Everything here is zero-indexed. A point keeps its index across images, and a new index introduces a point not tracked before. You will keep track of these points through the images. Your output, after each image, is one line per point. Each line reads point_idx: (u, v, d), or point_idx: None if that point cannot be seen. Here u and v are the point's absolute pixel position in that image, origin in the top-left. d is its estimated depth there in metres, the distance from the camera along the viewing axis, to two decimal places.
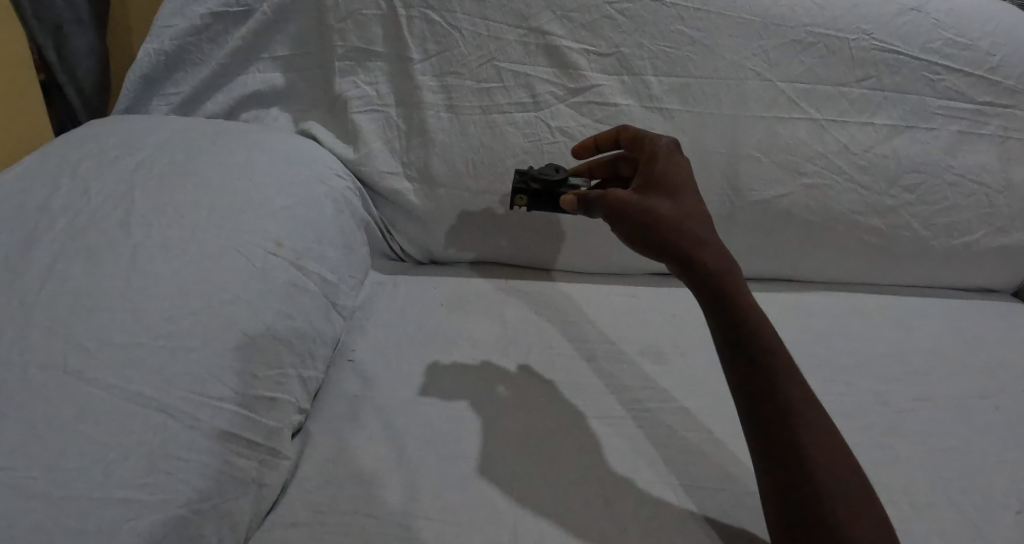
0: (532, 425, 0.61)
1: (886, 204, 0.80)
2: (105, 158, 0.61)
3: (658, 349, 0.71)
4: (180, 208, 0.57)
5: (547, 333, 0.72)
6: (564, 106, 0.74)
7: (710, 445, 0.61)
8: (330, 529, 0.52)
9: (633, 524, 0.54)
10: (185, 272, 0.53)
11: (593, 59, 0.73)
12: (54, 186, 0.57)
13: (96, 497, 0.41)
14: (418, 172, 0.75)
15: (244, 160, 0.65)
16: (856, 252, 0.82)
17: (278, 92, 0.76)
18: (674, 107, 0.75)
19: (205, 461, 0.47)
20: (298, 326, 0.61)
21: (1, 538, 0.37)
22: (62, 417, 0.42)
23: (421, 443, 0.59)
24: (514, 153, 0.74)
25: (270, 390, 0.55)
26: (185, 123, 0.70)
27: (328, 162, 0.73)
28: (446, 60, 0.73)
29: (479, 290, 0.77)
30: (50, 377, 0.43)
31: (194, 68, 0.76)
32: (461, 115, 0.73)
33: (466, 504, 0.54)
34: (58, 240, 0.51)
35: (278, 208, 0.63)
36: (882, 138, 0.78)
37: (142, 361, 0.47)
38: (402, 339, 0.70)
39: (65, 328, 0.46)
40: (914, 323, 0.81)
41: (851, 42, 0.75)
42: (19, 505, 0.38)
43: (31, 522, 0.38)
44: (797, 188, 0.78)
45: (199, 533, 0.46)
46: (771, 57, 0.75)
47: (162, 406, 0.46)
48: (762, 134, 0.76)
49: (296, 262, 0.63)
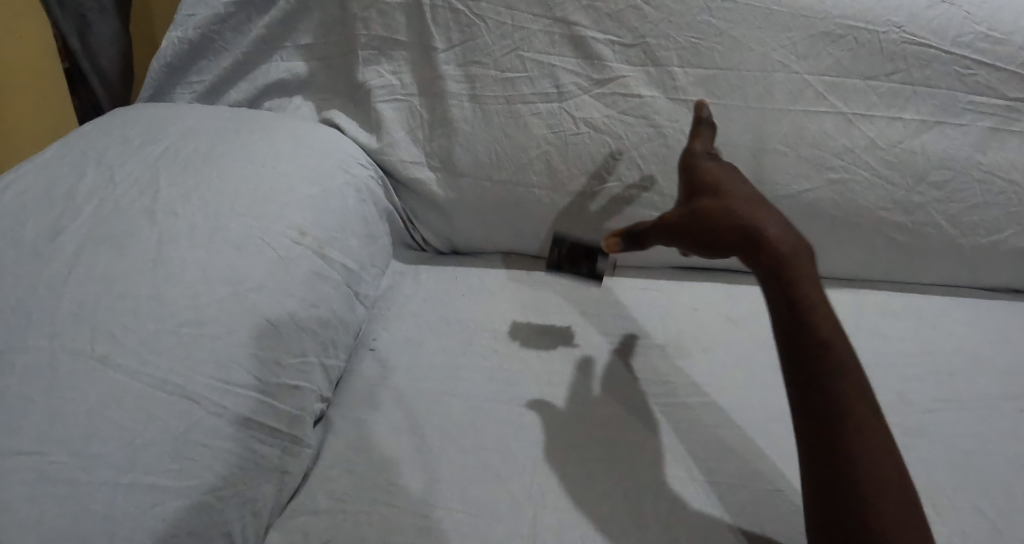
0: (551, 416, 0.61)
1: (914, 200, 0.78)
2: (130, 148, 0.63)
3: (681, 344, 0.70)
4: (205, 196, 0.58)
5: (568, 325, 0.71)
6: (587, 97, 0.73)
7: (731, 440, 0.61)
8: (352, 516, 0.52)
9: (652, 517, 0.54)
10: (210, 260, 0.54)
11: (618, 50, 0.72)
12: (81, 177, 0.59)
13: (122, 482, 0.41)
14: (441, 162, 0.74)
15: (269, 148, 0.65)
16: (881, 248, 0.81)
17: (301, 81, 0.76)
18: (700, 99, 0.73)
19: (229, 447, 0.48)
20: (322, 316, 0.61)
21: (29, 522, 0.37)
22: (90, 403, 0.43)
23: (441, 432, 0.59)
24: (537, 144, 0.73)
25: (293, 378, 0.56)
26: (209, 111, 0.71)
27: (351, 151, 0.73)
28: (470, 49, 0.72)
29: (499, 281, 0.77)
30: (79, 363, 0.44)
31: (217, 56, 0.77)
32: (485, 105, 0.73)
33: (486, 496, 0.54)
34: (85, 230, 0.53)
35: (301, 196, 0.63)
36: (910, 132, 0.77)
37: (166, 347, 0.48)
38: (423, 328, 0.70)
39: (92, 315, 0.47)
40: (939, 323, 0.80)
41: (881, 35, 0.73)
42: (48, 489, 0.39)
43: (58, 505, 0.39)
44: (822, 183, 0.76)
45: (222, 518, 0.47)
46: (799, 49, 0.73)
47: (187, 394, 0.47)
48: (788, 127, 0.75)
49: (319, 251, 0.62)
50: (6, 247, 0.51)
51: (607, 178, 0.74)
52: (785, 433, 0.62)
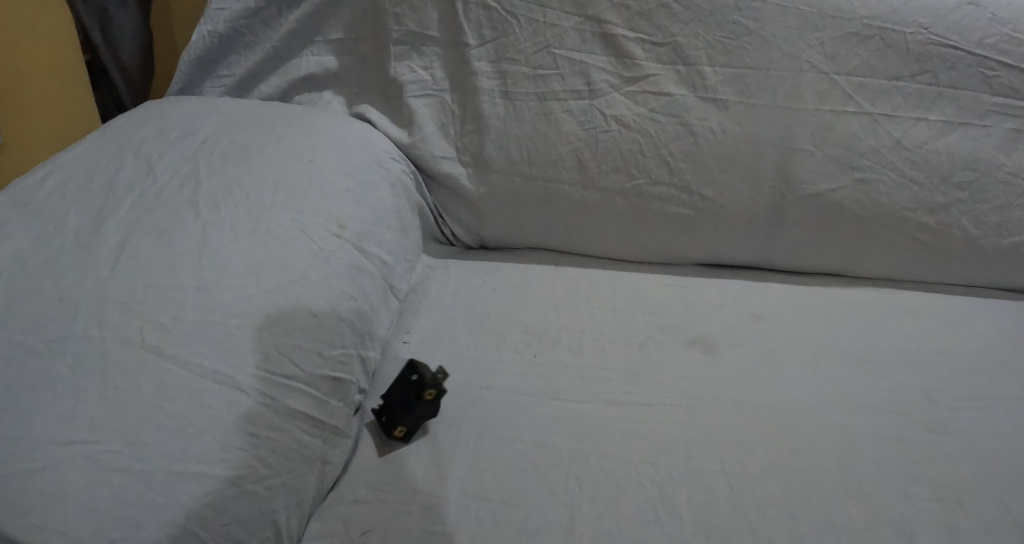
0: (585, 410, 0.62)
1: (938, 201, 0.77)
2: (167, 139, 0.64)
3: (710, 339, 0.71)
4: (245, 188, 0.59)
5: (598, 320, 0.72)
6: (618, 95, 0.73)
7: (760, 434, 0.62)
8: (392, 505, 0.53)
9: (686, 509, 0.54)
10: (254, 251, 0.55)
11: (649, 48, 0.73)
12: (119, 168, 0.60)
13: (175, 471, 0.42)
14: (472, 158, 0.75)
15: (305, 142, 0.66)
16: (905, 250, 0.79)
17: (331, 75, 0.77)
18: (728, 97, 0.73)
19: (276, 437, 0.49)
20: (360, 308, 0.61)
21: (85, 511, 0.38)
22: (141, 392, 0.43)
23: (478, 424, 0.60)
24: (568, 141, 0.74)
25: (334, 370, 0.56)
26: (243, 105, 0.71)
27: (384, 144, 0.73)
28: (501, 45, 0.73)
29: (529, 277, 0.77)
30: (128, 352, 0.45)
31: (247, 51, 0.78)
32: (516, 101, 0.73)
33: (524, 487, 0.55)
34: (127, 220, 0.54)
35: (340, 189, 0.64)
36: (935, 133, 0.76)
37: (213, 338, 0.48)
38: (455, 321, 0.70)
39: (140, 305, 0.48)
40: (962, 323, 0.77)
41: (908, 36, 0.74)
42: (102, 478, 0.39)
43: (113, 492, 0.39)
44: (848, 182, 0.75)
45: (269, 507, 0.48)
46: (827, 49, 0.74)
47: (235, 384, 0.48)
48: (816, 127, 0.74)
49: (357, 244, 0.63)
50: (50, 238, 0.52)
51: (637, 176, 0.74)
52: (814, 429, 0.63)
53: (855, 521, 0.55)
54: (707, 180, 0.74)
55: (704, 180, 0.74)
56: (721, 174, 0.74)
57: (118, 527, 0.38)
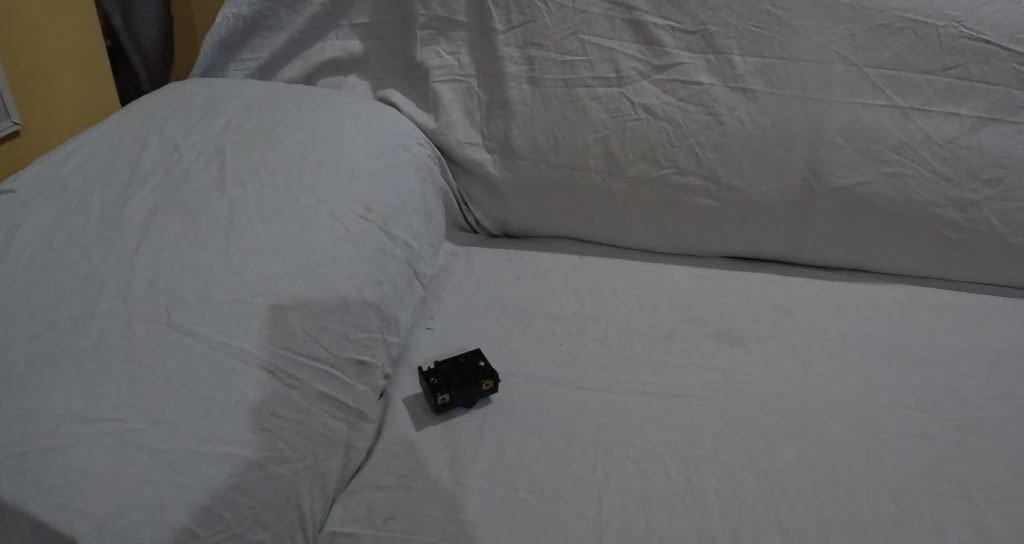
0: (611, 400, 0.61)
1: (967, 198, 0.75)
2: (191, 119, 0.64)
3: (736, 332, 0.70)
4: (271, 168, 0.58)
5: (622, 310, 0.71)
6: (647, 83, 0.73)
7: (789, 428, 0.61)
8: (416, 493, 0.52)
9: (714, 502, 0.53)
10: (281, 232, 0.54)
11: (678, 36, 0.72)
12: (143, 146, 0.59)
13: (200, 452, 0.41)
14: (498, 144, 0.74)
15: (331, 124, 0.65)
16: (932, 247, 0.77)
17: (355, 59, 0.76)
18: (758, 87, 0.72)
19: (302, 420, 0.49)
20: (385, 292, 0.60)
21: (108, 490, 0.37)
22: (167, 371, 0.43)
23: (503, 413, 0.59)
24: (596, 128, 0.73)
25: (360, 353, 0.56)
26: (268, 87, 0.71)
27: (409, 129, 0.72)
28: (529, 31, 0.72)
29: (552, 266, 0.77)
30: (154, 329, 0.44)
31: (271, 34, 0.78)
32: (544, 87, 0.73)
33: (550, 475, 0.54)
34: (152, 198, 0.53)
35: (366, 172, 0.63)
36: (966, 130, 0.74)
37: (241, 318, 0.48)
38: (479, 310, 0.70)
39: (166, 283, 0.47)
40: (990, 322, 0.75)
41: (940, 29, 0.72)
42: (126, 457, 0.38)
43: (138, 471, 0.38)
44: (878, 176, 0.74)
45: (295, 491, 0.47)
46: (859, 41, 0.72)
47: (263, 364, 0.47)
48: (846, 119, 0.73)
49: (383, 227, 0.62)
50: (73, 215, 0.51)
51: (664, 164, 0.73)
52: (842, 423, 0.62)
53: (884, 517, 0.54)
54: (734, 170, 0.73)
55: (732, 171, 0.74)
56: (749, 165, 0.73)
57: (143, 507, 0.37)
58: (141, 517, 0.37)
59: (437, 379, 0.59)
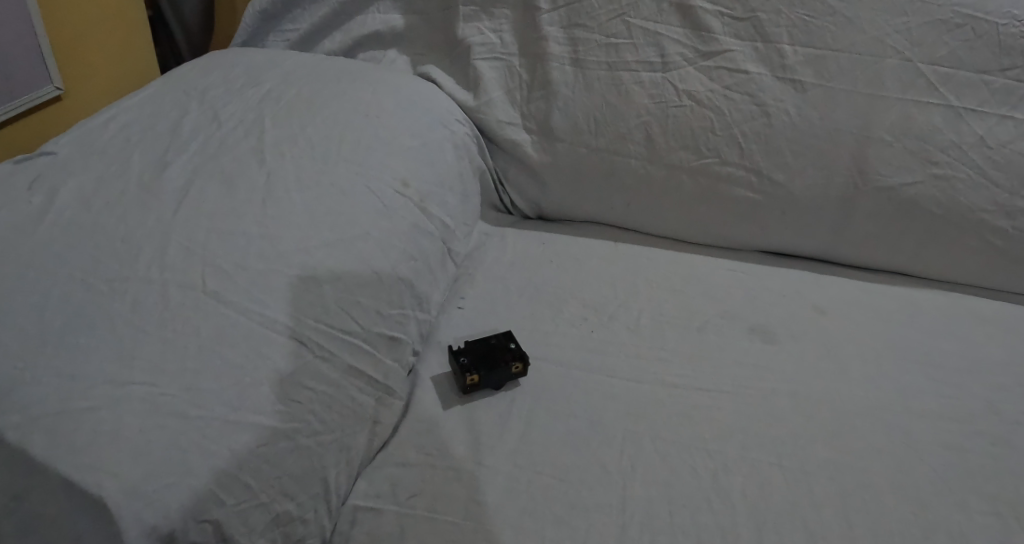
0: (640, 391, 0.60)
1: (1017, 204, 0.72)
2: (232, 87, 0.63)
3: (770, 329, 0.69)
4: (310, 139, 0.58)
5: (655, 300, 0.70)
6: (692, 69, 0.71)
7: (819, 430, 0.59)
8: (439, 473, 0.52)
9: (739, 500, 0.52)
10: (318, 203, 0.54)
11: (727, 23, 0.70)
12: (185, 112, 0.59)
13: (230, 420, 0.41)
14: (537, 125, 0.73)
15: (372, 98, 0.65)
16: (978, 253, 0.74)
17: (396, 35, 0.76)
18: (807, 79, 0.70)
19: (331, 394, 0.48)
20: (418, 269, 0.60)
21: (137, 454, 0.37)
22: (201, 338, 0.42)
23: (530, 397, 0.59)
24: (637, 113, 0.71)
25: (391, 329, 0.55)
26: (310, 58, 0.70)
27: (449, 106, 0.72)
28: (574, 11, 0.72)
29: (585, 252, 0.75)
30: (189, 296, 0.44)
31: (312, 6, 0.78)
32: (586, 69, 0.72)
33: (575, 462, 0.54)
34: (190, 164, 0.53)
35: (404, 146, 0.63)
36: (1022, 133, 0.70)
37: (275, 288, 0.47)
38: (509, 292, 0.69)
39: (203, 249, 0.47)
40: None
41: (1000, 27, 0.69)
42: (156, 421, 0.38)
43: (167, 436, 0.38)
44: (926, 178, 0.71)
45: (320, 463, 0.47)
46: (914, 37, 0.69)
47: (295, 335, 0.47)
48: (896, 117, 0.70)
49: (419, 204, 0.62)
50: (113, 178, 0.51)
51: (705, 154, 0.72)
52: (875, 429, 0.60)
53: (912, 529, 0.52)
54: (777, 164, 0.72)
55: (774, 164, 0.72)
56: (793, 158, 0.71)
57: (170, 472, 0.37)
58: (168, 482, 0.37)
59: (467, 358, 0.59)
